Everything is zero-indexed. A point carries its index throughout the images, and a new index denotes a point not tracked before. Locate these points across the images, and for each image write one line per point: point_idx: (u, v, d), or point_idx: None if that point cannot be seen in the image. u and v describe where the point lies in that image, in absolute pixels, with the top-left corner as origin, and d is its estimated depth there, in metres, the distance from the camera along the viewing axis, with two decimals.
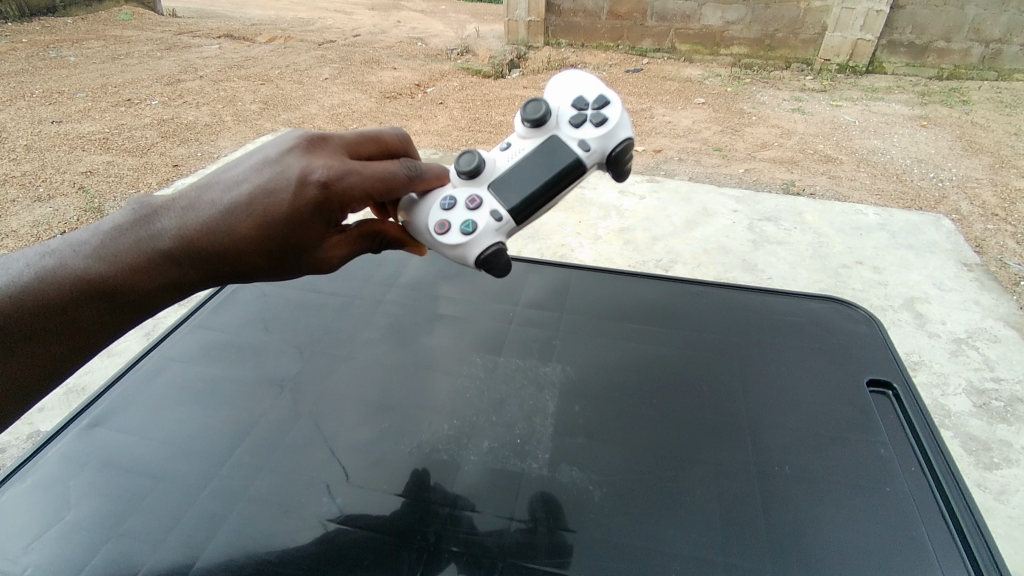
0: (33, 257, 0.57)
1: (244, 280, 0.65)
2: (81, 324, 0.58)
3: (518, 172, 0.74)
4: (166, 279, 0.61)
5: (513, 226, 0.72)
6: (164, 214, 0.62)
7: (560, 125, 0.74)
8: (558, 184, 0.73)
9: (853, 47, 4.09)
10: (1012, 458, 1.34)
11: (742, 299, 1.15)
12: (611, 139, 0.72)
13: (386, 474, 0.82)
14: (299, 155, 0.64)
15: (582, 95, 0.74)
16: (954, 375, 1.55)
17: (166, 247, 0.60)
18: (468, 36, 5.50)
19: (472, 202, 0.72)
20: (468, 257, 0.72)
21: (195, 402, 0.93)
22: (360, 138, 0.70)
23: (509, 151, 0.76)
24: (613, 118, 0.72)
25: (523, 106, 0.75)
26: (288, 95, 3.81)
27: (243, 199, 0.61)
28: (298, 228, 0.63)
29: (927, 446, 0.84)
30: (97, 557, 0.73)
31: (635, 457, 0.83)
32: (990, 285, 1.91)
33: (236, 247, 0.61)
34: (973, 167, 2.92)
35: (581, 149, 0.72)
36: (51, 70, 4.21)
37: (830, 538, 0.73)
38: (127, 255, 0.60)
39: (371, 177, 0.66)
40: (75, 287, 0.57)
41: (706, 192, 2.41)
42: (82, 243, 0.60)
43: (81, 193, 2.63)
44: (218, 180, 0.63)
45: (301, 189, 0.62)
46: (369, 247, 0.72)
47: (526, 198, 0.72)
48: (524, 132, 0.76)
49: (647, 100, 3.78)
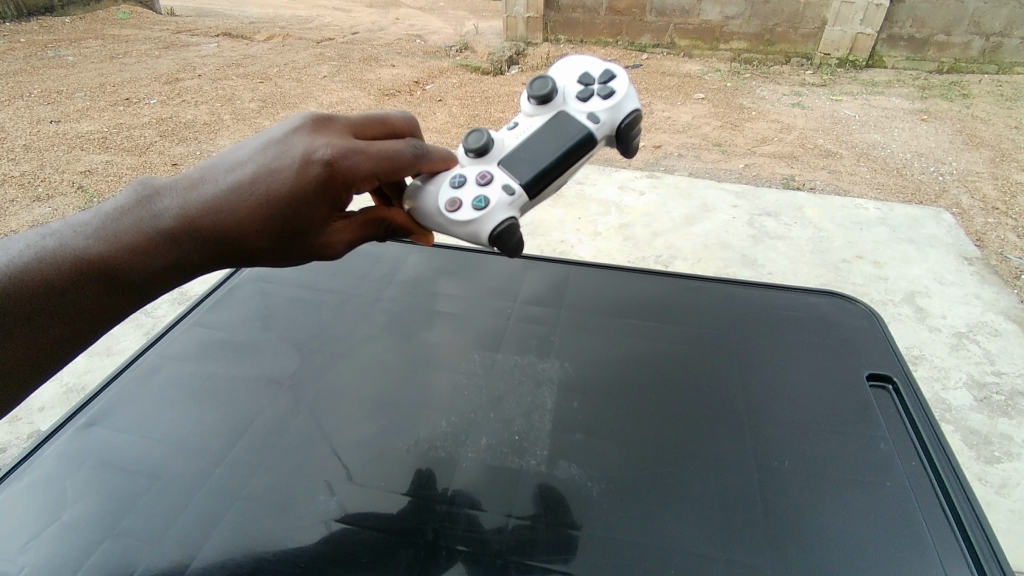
0: (36, 239, 0.60)
1: (252, 261, 0.65)
2: (80, 305, 0.60)
3: (529, 151, 0.74)
4: (167, 260, 0.62)
5: (525, 201, 0.71)
6: (164, 195, 0.63)
7: (566, 101, 0.75)
8: (569, 158, 0.73)
9: (853, 41, 4.08)
10: (1013, 452, 1.34)
11: (739, 295, 1.14)
12: (619, 110, 0.74)
13: (385, 469, 0.83)
14: (306, 135, 0.64)
15: (587, 71, 0.76)
16: (955, 369, 1.55)
17: (167, 228, 0.61)
18: (467, 32, 5.48)
19: (483, 177, 0.72)
20: (479, 235, 0.71)
21: (192, 401, 0.93)
22: (367, 120, 0.69)
23: (518, 130, 0.77)
24: (620, 90, 0.74)
25: (529, 84, 0.76)
26: (287, 93, 3.80)
27: (246, 180, 0.61)
28: (304, 208, 0.62)
29: (926, 438, 0.84)
30: (94, 557, 0.73)
31: (633, 453, 0.83)
32: (992, 279, 1.90)
33: (238, 227, 0.61)
34: (974, 160, 2.92)
35: (590, 122, 0.73)
36: (49, 70, 4.20)
37: (828, 530, 0.73)
38: (128, 237, 0.61)
39: (376, 157, 0.65)
40: (75, 268, 0.59)
41: (705, 186, 2.40)
42: (84, 224, 0.61)
43: (80, 192, 2.63)
44: (223, 160, 0.64)
45: (304, 168, 0.61)
46: (372, 235, 0.71)
47: (538, 172, 0.72)
48: (532, 110, 0.77)
49: (646, 96, 3.77)
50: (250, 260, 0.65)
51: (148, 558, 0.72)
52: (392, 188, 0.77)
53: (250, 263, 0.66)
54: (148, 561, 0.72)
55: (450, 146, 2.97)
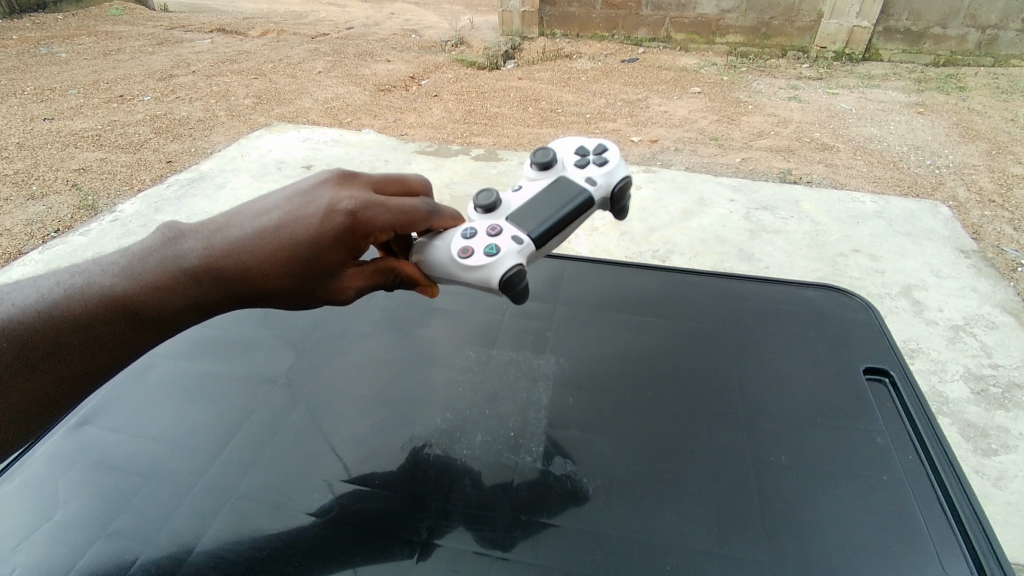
0: (66, 278, 0.66)
1: (267, 300, 0.71)
2: (102, 340, 0.64)
3: (534, 207, 0.77)
4: (186, 298, 0.67)
5: (532, 250, 0.73)
6: (189, 238, 0.69)
7: (566, 167, 0.81)
8: (571, 215, 0.77)
9: (849, 34, 4.06)
10: (1010, 444, 1.34)
11: (735, 289, 1.15)
12: (613, 176, 0.80)
13: (381, 465, 0.82)
14: (331, 188, 0.70)
15: (582, 143, 0.82)
16: (952, 362, 1.56)
17: (190, 266, 0.67)
18: (463, 27, 5.45)
19: (493, 229, 0.73)
20: (491, 280, 0.71)
21: (186, 399, 0.93)
22: (388, 178, 0.76)
23: (521, 191, 0.80)
24: (613, 159, 0.80)
25: (531, 152, 0.82)
26: (281, 89, 3.79)
27: (271, 225, 0.67)
28: (323, 253, 0.68)
29: (922, 432, 0.84)
30: (86, 557, 0.72)
31: (629, 448, 0.83)
32: (988, 272, 1.91)
33: (259, 268, 0.67)
34: (970, 153, 2.92)
35: (588, 184, 0.79)
36: (42, 67, 4.17)
37: (823, 523, 0.73)
38: (154, 275, 0.66)
39: (395, 210, 0.70)
40: (101, 305, 0.64)
41: (702, 181, 2.40)
42: (112, 264, 0.68)
43: (75, 190, 2.61)
44: (249, 209, 0.71)
45: (329, 216, 0.67)
46: (382, 284, 0.75)
47: (546, 225, 0.75)
48: (534, 174, 0.81)
49: (642, 90, 3.77)
50: (265, 300, 0.71)
51: (143, 554, 0.72)
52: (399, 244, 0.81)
53: (267, 302, 0.71)
54: (143, 556, 0.72)
55: (447, 141, 2.95)
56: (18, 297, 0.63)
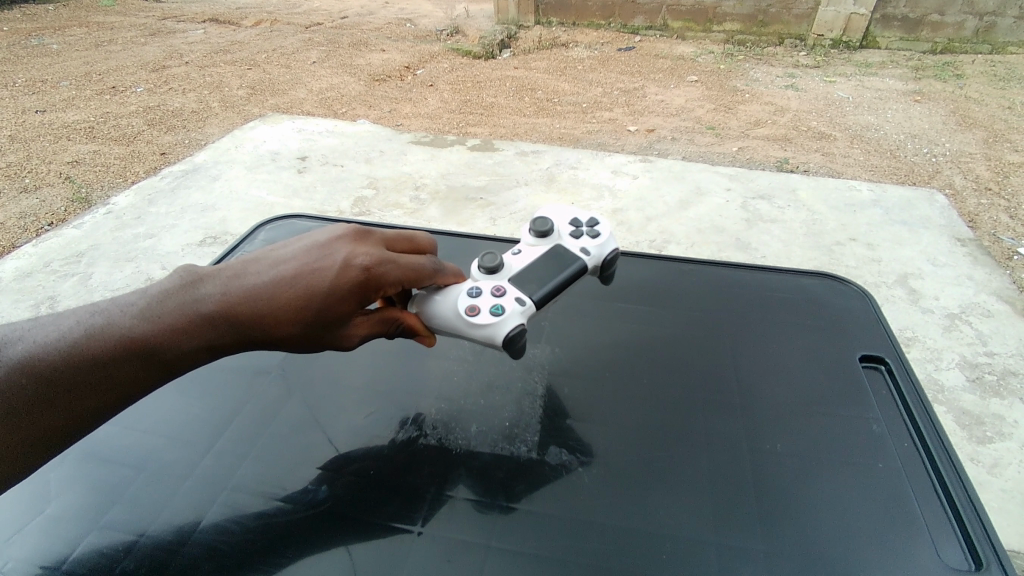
0: (84, 316, 0.62)
1: (275, 346, 0.68)
2: (116, 378, 0.61)
3: (534, 271, 0.82)
4: (202, 341, 0.64)
5: (534, 311, 0.77)
6: (208, 282, 0.67)
7: (562, 237, 0.88)
8: (568, 280, 0.83)
9: (847, 21, 4.04)
10: (1004, 431, 1.36)
11: (732, 277, 1.15)
12: (605, 248, 0.88)
13: (375, 453, 0.82)
14: (347, 243, 0.71)
15: (575, 216, 0.90)
16: (948, 350, 1.57)
17: (208, 311, 0.64)
18: (458, 15, 5.41)
19: (498, 290, 0.77)
20: (494, 338, 0.75)
21: (180, 392, 0.92)
22: (398, 236, 0.77)
23: (521, 255, 0.86)
24: (604, 233, 0.88)
25: (531, 221, 0.88)
26: (275, 79, 3.75)
27: (289, 275, 0.66)
28: (335, 304, 0.67)
29: (918, 419, 0.85)
30: (79, 549, 0.72)
31: (623, 436, 0.84)
32: (984, 260, 1.91)
33: (274, 315, 0.65)
34: (967, 141, 2.92)
35: (583, 254, 0.86)
36: (32, 59, 4.12)
37: (818, 509, 0.74)
38: (171, 317, 0.63)
39: (406, 267, 0.72)
40: (119, 346, 0.60)
41: (699, 170, 2.40)
42: (130, 305, 0.64)
43: (68, 183, 2.59)
44: (267, 257, 0.69)
45: (345, 270, 0.67)
46: (384, 333, 0.75)
47: (547, 290, 0.80)
48: (533, 242, 0.87)
49: (639, 79, 3.75)
50: (272, 346, 0.68)
51: (136, 544, 0.72)
52: (399, 297, 0.82)
53: (276, 348, 0.69)
54: (137, 547, 0.72)
55: (443, 132, 2.93)
56: (35, 336, 0.59)
